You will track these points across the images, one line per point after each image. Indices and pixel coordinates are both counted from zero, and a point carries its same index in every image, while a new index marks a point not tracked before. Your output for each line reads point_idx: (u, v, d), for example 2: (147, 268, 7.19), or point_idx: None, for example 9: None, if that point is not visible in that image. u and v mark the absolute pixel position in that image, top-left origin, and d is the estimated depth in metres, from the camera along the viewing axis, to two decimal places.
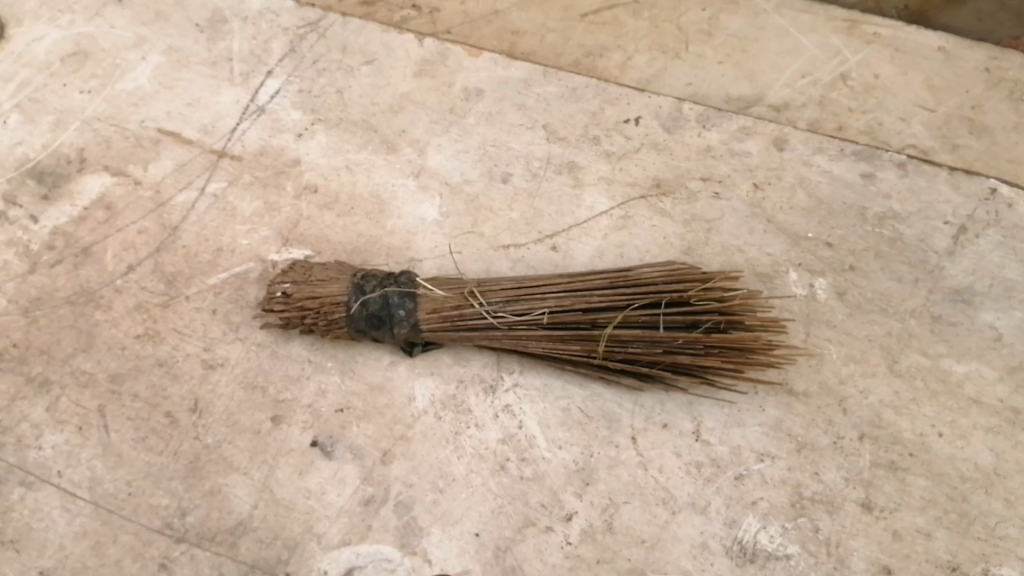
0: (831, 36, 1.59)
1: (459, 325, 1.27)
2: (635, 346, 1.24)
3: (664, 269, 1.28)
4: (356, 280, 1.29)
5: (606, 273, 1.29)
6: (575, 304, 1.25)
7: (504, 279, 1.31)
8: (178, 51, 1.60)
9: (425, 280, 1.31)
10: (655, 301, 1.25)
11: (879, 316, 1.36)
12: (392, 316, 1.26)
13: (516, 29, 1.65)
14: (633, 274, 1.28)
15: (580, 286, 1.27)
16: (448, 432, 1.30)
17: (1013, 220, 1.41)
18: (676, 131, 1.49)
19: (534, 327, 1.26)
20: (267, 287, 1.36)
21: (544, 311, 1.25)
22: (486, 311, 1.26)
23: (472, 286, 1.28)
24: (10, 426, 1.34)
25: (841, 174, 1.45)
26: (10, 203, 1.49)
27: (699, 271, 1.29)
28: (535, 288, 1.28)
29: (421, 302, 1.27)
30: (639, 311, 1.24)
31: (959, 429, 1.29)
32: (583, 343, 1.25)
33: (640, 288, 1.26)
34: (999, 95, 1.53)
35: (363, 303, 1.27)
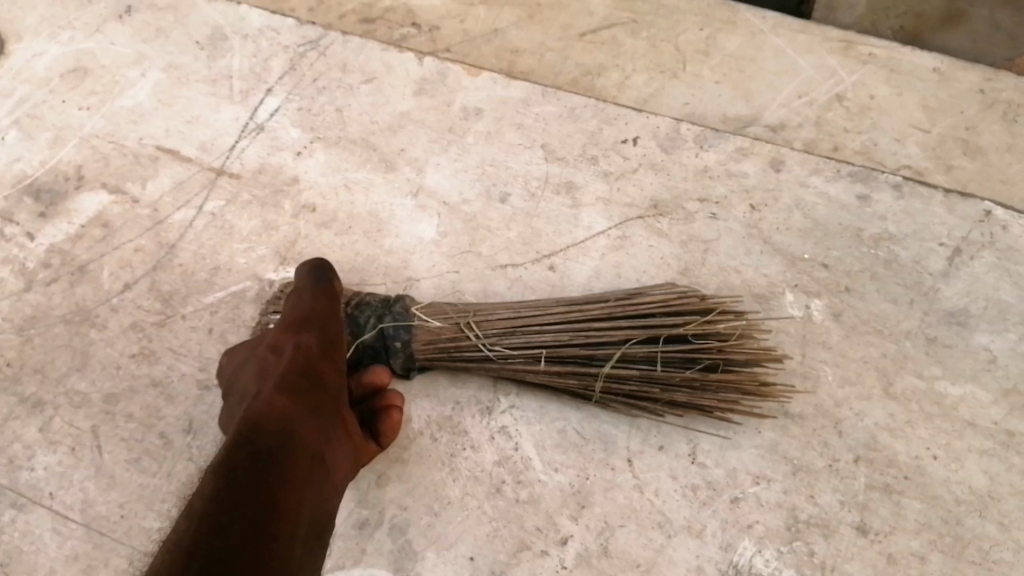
0: (827, 56, 1.59)
1: (455, 356, 1.28)
2: (633, 382, 1.25)
3: (662, 300, 1.28)
4: (349, 309, 1.29)
5: (603, 302, 1.29)
6: (572, 337, 1.25)
7: (499, 306, 1.30)
8: (178, 68, 1.61)
9: (418, 306, 1.30)
10: (654, 335, 1.25)
11: (875, 339, 1.36)
12: (389, 346, 1.27)
13: (515, 48, 1.64)
14: (633, 304, 1.27)
15: (578, 318, 1.27)
16: (444, 454, 1.31)
17: (1008, 242, 1.41)
18: (674, 151, 1.49)
19: (531, 360, 1.26)
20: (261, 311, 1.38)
21: (541, 346, 1.25)
22: (483, 344, 1.26)
23: (467, 317, 1.28)
24: (3, 447, 1.34)
25: (837, 196, 1.45)
26: (8, 220, 1.50)
27: (698, 300, 1.28)
28: (533, 319, 1.27)
29: (416, 332, 1.27)
30: (637, 347, 1.24)
31: (953, 452, 1.29)
32: (581, 377, 1.25)
33: (637, 321, 1.26)
34: (995, 116, 1.52)
35: (357, 334, 1.28)
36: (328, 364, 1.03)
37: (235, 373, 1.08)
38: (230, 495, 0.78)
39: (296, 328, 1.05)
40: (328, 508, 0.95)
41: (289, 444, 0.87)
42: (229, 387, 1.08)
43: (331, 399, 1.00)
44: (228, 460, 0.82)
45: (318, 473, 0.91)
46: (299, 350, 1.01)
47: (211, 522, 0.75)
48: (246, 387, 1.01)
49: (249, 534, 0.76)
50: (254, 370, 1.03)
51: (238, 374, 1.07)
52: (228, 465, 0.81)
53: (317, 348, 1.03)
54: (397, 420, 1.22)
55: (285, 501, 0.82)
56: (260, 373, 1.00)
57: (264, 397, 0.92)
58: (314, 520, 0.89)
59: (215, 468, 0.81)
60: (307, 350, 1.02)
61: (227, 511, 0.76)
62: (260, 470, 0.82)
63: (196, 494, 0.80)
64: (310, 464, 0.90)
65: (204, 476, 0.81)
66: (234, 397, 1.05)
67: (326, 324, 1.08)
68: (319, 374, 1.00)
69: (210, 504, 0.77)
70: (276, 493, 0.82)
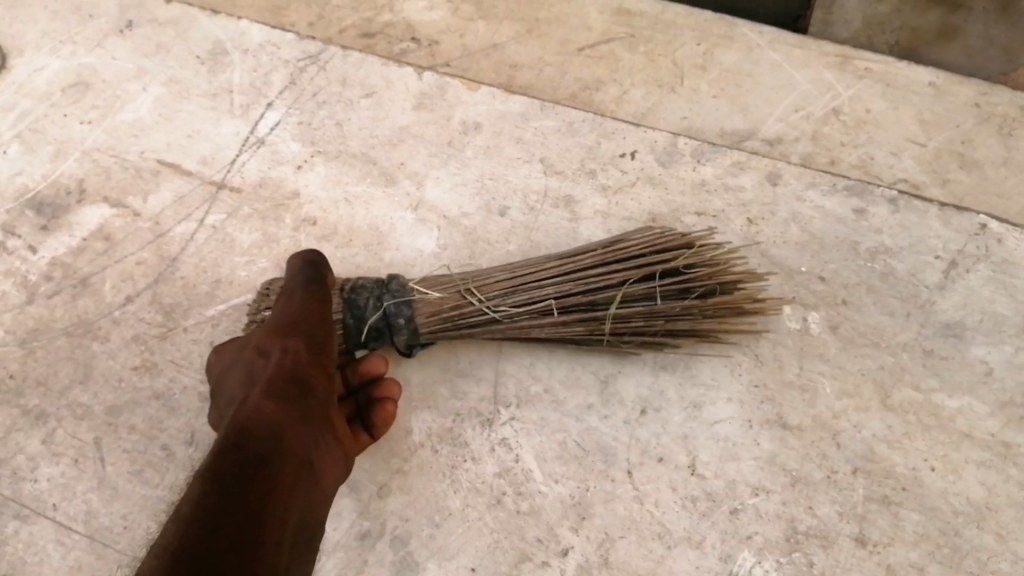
0: (823, 70, 1.60)
1: (460, 324, 1.28)
2: (637, 321, 1.27)
3: (649, 239, 1.30)
4: (347, 294, 1.28)
5: (593, 249, 1.31)
6: (572, 288, 1.27)
7: (495, 270, 1.32)
8: (179, 82, 1.62)
9: (416, 283, 1.31)
10: (648, 272, 1.27)
11: (872, 351, 1.36)
12: (392, 324, 1.27)
13: (514, 62, 1.64)
14: (622, 248, 1.29)
15: (574, 268, 1.29)
16: (445, 465, 1.32)
17: (1003, 254, 1.42)
18: (671, 166, 1.50)
19: (537, 315, 1.27)
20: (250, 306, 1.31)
21: (544, 299, 1.27)
22: (486, 306, 1.27)
23: (466, 283, 1.29)
24: (6, 459, 1.35)
25: (833, 209, 1.46)
26: (9, 233, 1.51)
27: (680, 236, 1.31)
28: (530, 275, 1.29)
29: (418, 305, 1.28)
30: (634, 286, 1.27)
31: (950, 463, 1.30)
32: (586, 323, 1.27)
33: (630, 262, 1.28)
34: (990, 130, 1.53)
35: (359, 318, 1.27)
36: (316, 371, 1.03)
37: (223, 376, 1.10)
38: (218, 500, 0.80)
39: (284, 333, 1.04)
40: (317, 511, 0.97)
41: (278, 449, 0.89)
42: (219, 391, 1.10)
43: (320, 405, 1.01)
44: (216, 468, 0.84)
45: (307, 478, 0.93)
46: (286, 356, 1.01)
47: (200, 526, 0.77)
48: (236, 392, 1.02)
49: (237, 537, 0.78)
50: (244, 374, 1.04)
51: (229, 376, 1.08)
52: (217, 471, 0.83)
53: (305, 353, 1.03)
54: (391, 412, 1.27)
55: (274, 507, 0.84)
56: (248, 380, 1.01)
57: (252, 404, 0.93)
58: (303, 523, 0.92)
59: (203, 473, 0.83)
60: (295, 356, 1.01)
61: (215, 516, 0.79)
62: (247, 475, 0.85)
63: (186, 496, 0.82)
64: (297, 470, 0.91)
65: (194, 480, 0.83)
66: (225, 402, 1.06)
67: (314, 327, 1.07)
68: (307, 381, 1.01)
69: (199, 511, 0.79)
70: (263, 500, 0.83)
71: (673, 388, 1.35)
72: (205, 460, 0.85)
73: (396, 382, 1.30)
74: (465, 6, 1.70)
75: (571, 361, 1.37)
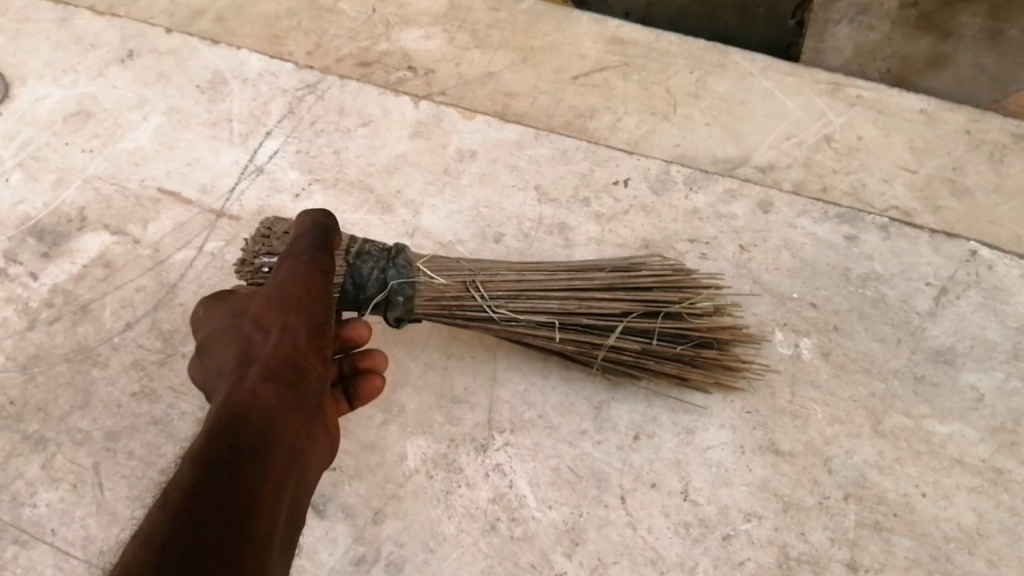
0: (814, 99, 1.61)
1: (456, 314, 1.28)
2: (627, 353, 1.30)
3: (661, 273, 1.32)
4: (352, 260, 1.25)
5: (604, 271, 1.32)
6: (577, 306, 1.28)
7: (501, 265, 1.31)
8: (179, 112, 1.65)
9: (422, 261, 1.29)
10: (653, 309, 1.29)
11: (863, 377, 1.37)
12: (390, 299, 1.26)
13: (510, 91, 1.65)
14: (633, 277, 1.31)
15: (581, 286, 1.30)
16: (440, 491, 1.32)
17: (993, 281, 1.43)
18: (664, 194, 1.51)
19: (533, 324, 1.28)
20: (245, 245, 1.26)
21: (546, 313, 1.28)
22: (486, 305, 1.27)
23: (473, 275, 1.28)
24: (5, 484, 1.36)
25: (825, 236, 1.48)
26: (11, 260, 1.52)
27: (691, 278, 1.32)
28: (538, 283, 1.29)
29: (419, 288, 1.27)
30: (636, 320, 1.29)
31: (942, 489, 1.29)
32: (578, 345, 1.29)
33: (636, 292, 1.30)
34: (981, 157, 1.54)
35: (359, 287, 1.25)
36: (312, 355, 1.04)
37: (213, 343, 1.09)
38: (210, 490, 0.80)
39: (286, 311, 1.05)
40: (301, 499, 0.98)
41: (269, 441, 0.90)
42: (207, 361, 1.09)
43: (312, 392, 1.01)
44: (209, 455, 0.84)
45: (295, 470, 0.93)
46: (286, 336, 1.02)
47: (191, 518, 0.77)
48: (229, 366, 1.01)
49: (227, 531, 0.78)
50: (239, 347, 1.03)
51: (220, 343, 1.07)
52: (209, 459, 0.83)
53: (304, 334, 1.04)
54: (377, 386, 1.30)
55: (264, 496, 0.85)
56: (243, 356, 1.01)
57: (248, 389, 0.93)
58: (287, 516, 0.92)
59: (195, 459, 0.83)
60: (292, 338, 1.02)
61: (206, 507, 0.79)
62: (238, 465, 0.84)
63: (177, 479, 0.81)
64: (288, 460, 0.92)
65: (185, 464, 0.83)
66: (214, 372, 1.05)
67: (316, 305, 1.08)
68: (302, 366, 1.01)
69: (188, 497, 0.79)
70: (254, 490, 0.84)
71: (666, 414, 1.36)
72: (196, 445, 0.85)
73: (380, 355, 1.33)
74: (461, 36, 1.72)
75: (565, 386, 1.39)
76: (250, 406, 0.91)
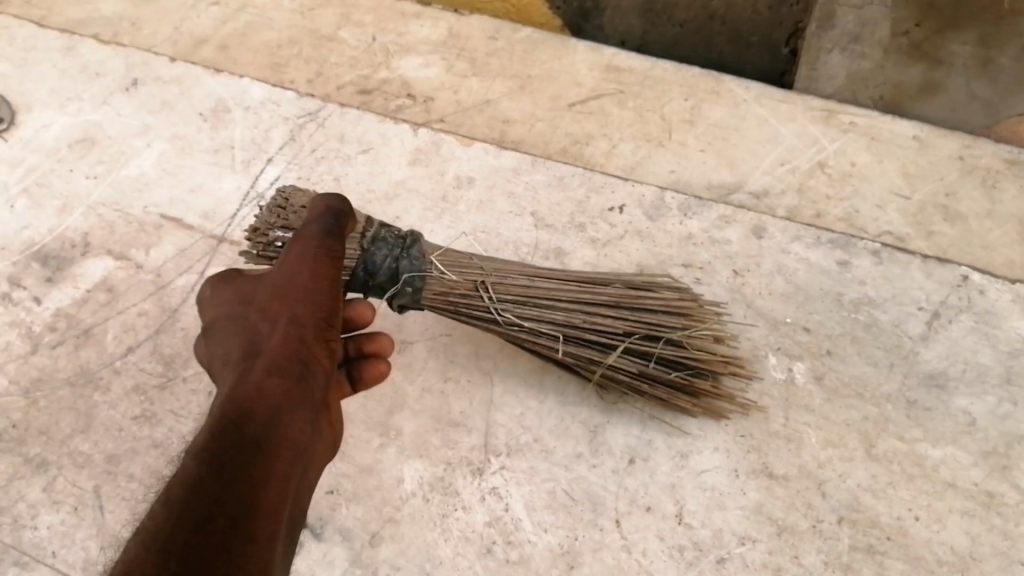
0: (809, 125, 1.63)
1: (461, 311, 1.29)
2: (624, 373, 1.31)
3: (669, 298, 1.32)
4: (366, 245, 1.23)
5: (613, 288, 1.32)
6: (581, 321, 1.29)
7: (512, 267, 1.31)
8: (182, 139, 1.67)
9: (435, 253, 1.28)
10: (655, 333, 1.30)
11: (856, 401, 1.38)
12: (399, 288, 1.25)
13: (508, 118, 1.68)
14: (640, 298, 1.31)
15: (588, 300, 1.30)
16: (436, 514, 1.33)
17: (985, 305, 1.44)
18: (659, 219, 1.53)
19: (536, 331, 1.29)
20: (259, 212, 1.25)
21: (550, 324, 1.29)
22: (493, 307, 1.28)
23: (484, 275, 1.28)
24: (8, 506, 1.37)
25: (818, 261, 1.49)
26: (15, 285, 1.55)
27: (698, 305, 1.33)
28: (547, 293, 1.30)
29: (429, 281, 1.26)
30: (637, 342, 1.30)
31: (935, 513, 1.30)
32: (577, 358, 1.31)
33: (641, 314, 1.31)
34: (974, 182, 1.55)
35: (369, 273, 1.23)
36: (319, 346, 1.04)
37: (215, 326, 1.08)
38: (212, 490, 0.83)
39: (292, 301, 1.04)
40: (304, 495, 1.00)
41: (273, 442, 0.91)
42: (209, 343, 1.09)
43: (318, 385, 1.02)
44: (212, 455, 0.86)
45: (300, 467, 0.96)
46: (292, 329, 1.02)
47: (193, 519, 0.80)
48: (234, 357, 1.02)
49: (231, 530, 0.81)
50: (242, 337, 1.04)
51: (226, 329, 1.07)
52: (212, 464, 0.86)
53: (310, 325, 1.03)
54: (382, 370, 1.27)
55: (267, 498, 0.87)
56: (249, 348, 1.02)
57: (251, 388, 0.95)
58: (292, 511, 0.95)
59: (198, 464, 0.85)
60: (299, 331, 1.02)
61: (209, 507, 0.82)
62: (242, 464, 0.87)
63: (181, 478, 0.84)
64: (292, 458, 0.94)
65: (190, 464, 0.85)
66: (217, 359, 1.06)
67: (322, 293, 1.05)
68: (307, 359, 1.01)
69: (189, 502, 0.82)
70: (257, 492, 0.86)
71: (660, 438, 1.37)
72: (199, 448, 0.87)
73: (385, 338, 1.31)
74: (459, 64, 1.74)
75: (561, 410, 1.40)
76: (253, 407, 0.93)
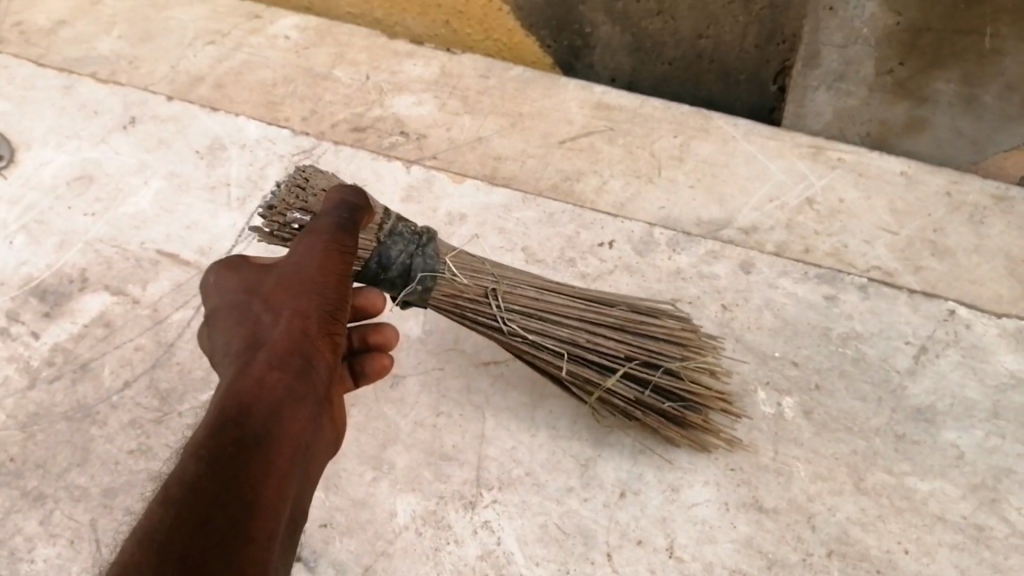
0: (796, 161, 1.66)
1: (467, 314, 1.29)
2: (620, 397, 1.33)
3: (672, 327, 1.33)
4: (383, 238, 1.22)
5: (618, 312, 1.33)
6: (585, 340, 1.30)
7: (522, 278, 1.33)
8: (178, 176, 1.69)
9: (449, 254, 1.28)
10: (655, 361, 1.31)
11: (845, 435, 1.39)
12: (410, 285, 1.24)
13: (499, 155, 1.70)
14: (644, 324, 1.33)
15: (593, 321, 1.32)
16: (428, 548, 1.33)
17: (971, 339, 1.45)
18: (648, 255, 1.55)
19: (538, 344, 1.30)
20: (276, 190, 1.23)
21: (553, 340, 1.30)
22: (499, 315, 1.28)
23: (494, 283, 1.29)
24: (4, 539, 1.37)
25: (805, 295, 1.51)
26: (14, 320, 1.56)
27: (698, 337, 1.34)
28: (553, 309, 1.31)
29: (440, 282, 1.26)
30: (636, 367, 1.31)
31: (925, 546, 1.30)
32: (575, 377, 1.32)
33: (643, 340, 1.32)
34: (961, 218, 1.58)
35: (383, 266, 1.22)
36: (324, 339, 1.04)
37: (220, 314, 1.10)
38: (210, 488, 0.84)
39: (298, 293, 1.04)
40: (308, 489, 1.01)
41: (274, 437, 0.92)
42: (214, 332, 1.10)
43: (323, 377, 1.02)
44: (211, 451, 0.87)
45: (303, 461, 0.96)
46: (296, 322, 1.02)
47: (191, 519, 0.81)
48: (237, 348, 1.03)
49: (230, 531, 0.82)
50: (246, 327, 1.05)
51: (229, 319, 1.07)
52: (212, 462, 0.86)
53: (315, 317, 1.04)
54: (385, 364, 1.29)
55: (267, 494, 0.88)
56: (252, 340, 1.02)
57: (253, 380, 0.95)
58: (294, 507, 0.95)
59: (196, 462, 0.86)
60: (304, 323, 1.03)
61: (206, 506, 0.83)
62: (241, 460, 0.88)
63: (179, 475, 0.85)
64: (294, 452, 0.94)
65: (189, 459, 0.87)
66: (222, 347, 1.07)
67: (329, 286, 1.06)
68: (311, 351, 1.02)
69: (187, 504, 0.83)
70: (256, 490, 0.87)
71: (651, 471, 1.38)
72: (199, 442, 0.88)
73: (389, 327, 1.32)
74: (452, 102, 1.77)
75: (552, 444, 1.41)
76: (255, 400, 0.93)
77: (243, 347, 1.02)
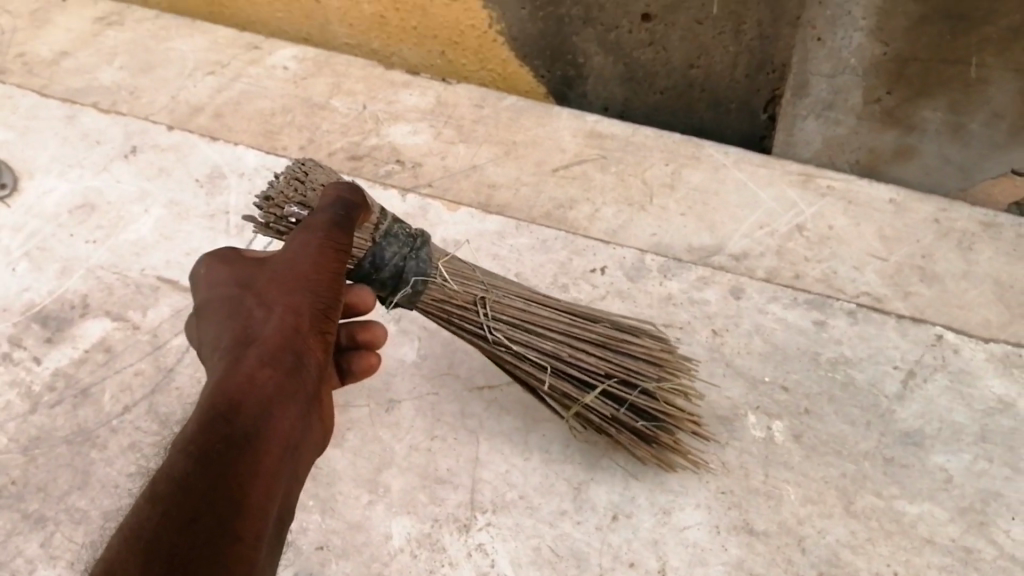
0: (786, 189, 1.69)
1: (455, 320, 1.31)
2: (597, 412, 1.34)
3: (650, 349, 1.35)
4: (378, 238, 1.23)
5: (600, 330, 1.35)
6: (567, 354, 1.32)
7: (511, 289, 1.35)
8: (178, 205, 1.72)
9: (441, 259, 1.30)
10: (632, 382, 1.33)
11: (834, 459, 1.40)
12: (401, 286, 1.25)
13: (493, 183, 1.72)
14: (625, 343, 1.34)
15: (576, 336, 1.34)
16: (423, 570, 1.35)
17: (959, 364, 1.47)
18: (640, 280, 1.57)
19: (521, 355, 1.32)
20: (275, 181, 1.23)
21: (535, 352, 1.32)
22: (485, 324, 1.30)
23: (482, 291, 1.31)
24: (5, 561, 1.38)
25: (795, 320, 1.53)
26: (16, 345, 1.58)
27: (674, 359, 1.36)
28: (538, 321, 1.32)
29: (430, 286, 1.27)
30: (615, 386, 1.33)
31: (913, 568, 1.31)
32: (553, 390, 1.34)
33: (623, 359, 1.33)
34: (949, 244, 1.60)
35: (376, 267, 1.23)
36: (314, 337, 1.07)
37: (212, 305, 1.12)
38: (198, 486, 0.86)
39: (290, 292, 1.07)
40: (295, 487, 1.03)
41: (263, 435, 0.94)
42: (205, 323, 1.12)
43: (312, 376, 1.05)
44: (200, 448, 0.89)
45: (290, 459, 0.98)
46: (288, 320, 1.05)
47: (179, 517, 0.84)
48: (227, 342, 1.05)
49: (216, 530, 0.85)
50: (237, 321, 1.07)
51: (221, 312, 1.09)
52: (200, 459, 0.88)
53: (307, 315, 1.06)
54: (372, 362, 1.31)
55: (254, 492, 0.90)
56: (243, 334, 1.04)
57: (244, 375, 0.97)
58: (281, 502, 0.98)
59: (184, 459, 0.88)
60: (296, 321, 1.05)
61: (195, 504, 0.85)
62: (229, 457, 0.90)
63: (168, 472, 0.88)
64: (283, 449, 0.96)
65: (178, 455, 0.89)
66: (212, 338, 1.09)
67: (322, 284, 1.08)
68: (301, 349, 1.04)
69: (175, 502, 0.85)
70: (243, 488, 0.89)
71: (644, 493, 1.39)
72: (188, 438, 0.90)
73: (377, 325, 1.32)
74: (447, 131, 1.80)
75: (545, 467, 1.43)
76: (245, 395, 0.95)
77: (233, 341, 1.04)
